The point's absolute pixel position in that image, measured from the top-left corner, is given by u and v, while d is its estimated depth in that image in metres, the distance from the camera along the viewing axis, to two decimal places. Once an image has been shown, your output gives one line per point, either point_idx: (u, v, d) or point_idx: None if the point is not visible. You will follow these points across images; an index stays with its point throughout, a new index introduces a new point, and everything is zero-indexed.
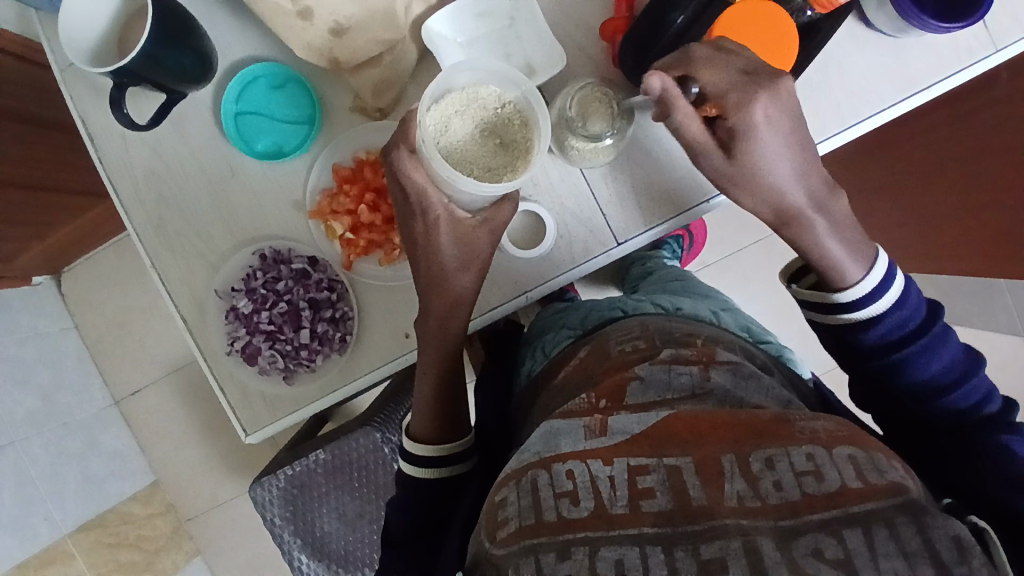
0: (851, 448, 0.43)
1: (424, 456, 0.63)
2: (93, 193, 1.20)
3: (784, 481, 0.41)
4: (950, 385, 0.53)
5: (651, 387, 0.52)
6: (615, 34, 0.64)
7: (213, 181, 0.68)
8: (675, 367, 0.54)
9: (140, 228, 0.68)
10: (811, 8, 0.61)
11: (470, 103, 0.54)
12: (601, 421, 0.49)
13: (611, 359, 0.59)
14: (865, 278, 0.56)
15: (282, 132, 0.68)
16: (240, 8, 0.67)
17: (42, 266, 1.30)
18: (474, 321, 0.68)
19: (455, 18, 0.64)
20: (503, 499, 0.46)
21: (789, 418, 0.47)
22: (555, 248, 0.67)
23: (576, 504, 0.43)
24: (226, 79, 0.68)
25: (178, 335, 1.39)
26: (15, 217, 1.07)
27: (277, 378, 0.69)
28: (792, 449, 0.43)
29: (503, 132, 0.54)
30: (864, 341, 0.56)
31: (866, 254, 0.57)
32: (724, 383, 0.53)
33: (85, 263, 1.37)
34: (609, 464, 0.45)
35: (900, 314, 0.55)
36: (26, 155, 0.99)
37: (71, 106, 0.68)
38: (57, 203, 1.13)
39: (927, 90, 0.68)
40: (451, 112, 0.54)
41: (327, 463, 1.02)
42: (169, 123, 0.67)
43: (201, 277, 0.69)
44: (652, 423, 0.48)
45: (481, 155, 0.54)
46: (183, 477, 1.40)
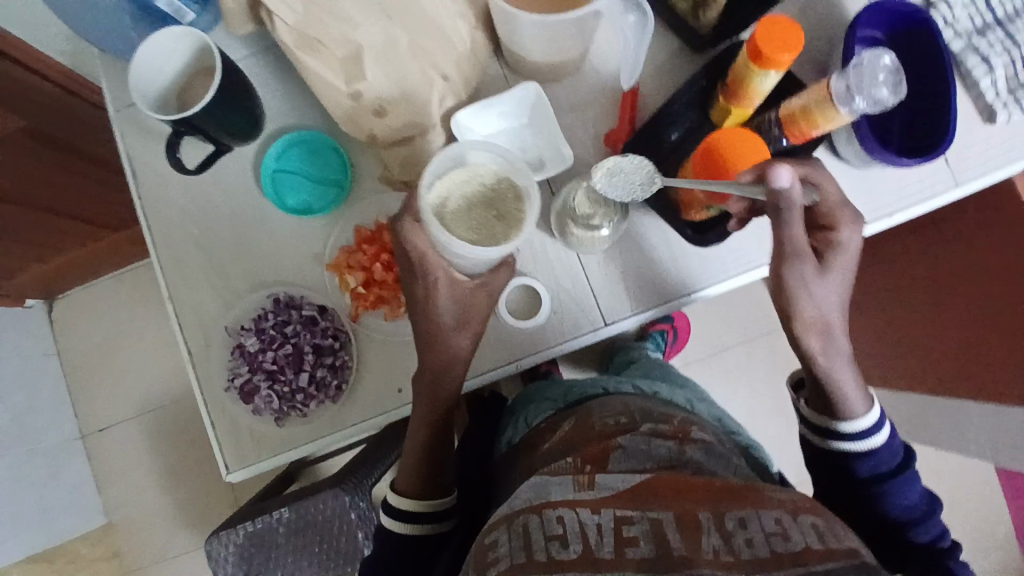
0: (811, 517, 0.47)
1: (411, 511, 0.65)
2: (102, 225, 1.30)
3: (755, 539, 0.44)
4: (915, 522, 0.59)
5: (632, 455, 0.56)
6: (616, 142, 0.72)
7: (241, 227, 0.74)
8: (654, 440, 0.58)
9: (163, 261, 0.74)
10: (786, 137, 0.67)
11: (470, 179, 0.60)
12: (589, 477, 0.53)
13: (594, 429, 0.63)
14: (866, 416, 0.62)
15: (312, 191, 0.74)
16: (292, 81, 0.75)
17: (37, 290, 1.39)
18: (468, 380, 0.72)
19: (479, 114, 0.70)
20: (492, 541, 0.49)
21: (758, 488, 0.51)
22: (551, 321, 0.72)
23: (565, 546, 0.45)
24: (269, 139, 0.75)
25: (156, 375, 1.48)
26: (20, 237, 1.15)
27: (268, 417, 0.71)
28: (763, 512, 0.47)
29: (498, 208, 0.60)
30: (857, 470, 0.61)
31: (867, 395, 0.63)
32: (699, 456, 0.57)
33: (80, 291, 1.48)
34: (597, 513, 0.48)
35: (886, 453, 0.61)
36: (45, 182, 1.07)
37: (119, 143, 0.76)
38: (62, 227, 1.21)
39: (890, 216, 0.75)
40: (452, 188, 0.60)
41: (290, 522, 1.04)
42: (210, 171, 0.74)
43: (214, 313, 0.73)
44: (637, 481, 0.51)
45: (479, 222, 0.60)
46: (137, 521, 1.45)
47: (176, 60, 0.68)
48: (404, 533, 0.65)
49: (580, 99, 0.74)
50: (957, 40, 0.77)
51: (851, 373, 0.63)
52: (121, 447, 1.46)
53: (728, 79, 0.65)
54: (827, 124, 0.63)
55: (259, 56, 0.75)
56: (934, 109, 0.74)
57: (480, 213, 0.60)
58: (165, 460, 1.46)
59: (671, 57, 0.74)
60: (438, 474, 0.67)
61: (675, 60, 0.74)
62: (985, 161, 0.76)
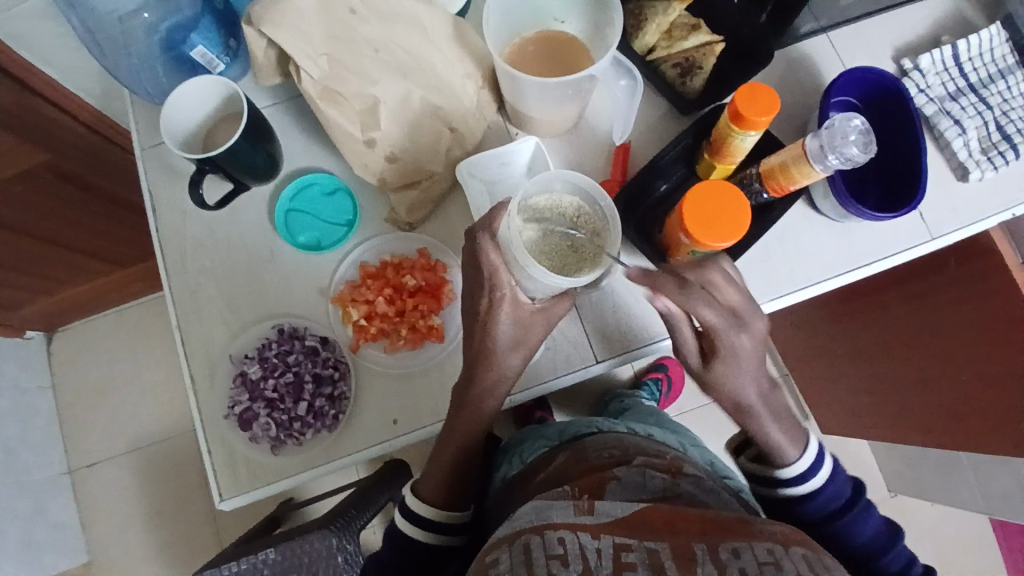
0: (803, 549, 0.49)
1: (428, 518, 0.69)
2: (112, 261, 1.34)
3: (750, 568, 0.45)
4: (881, 552, 0.64)
5: (627, 487, 0.57)
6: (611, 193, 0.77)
7: (253, 260, 0.78)
8: (648, 473, 0.60)
9: (175, 291, 0.77)
10: (766, 191, 0.73)
11: (556, 208, 0.62)
12: (588, 504, 0.54)
13: (588, 462, 0.64)
14: (798, 459, 0.68)
15: (322, 229, 0.79)
16: (311, 128, 0.81)
17: (38, 323, 1.42)
18: (512, 396, 0.74)
19: (484, 163, 0.75)
20: (493, 559, 0.50)
21: (750, 520, 0.52)
22: (546, 357, 0.75)
23: (565, 565, 0.46)
24: (286, 181, 0.80)
25: (149, 412, 1.49)
26: (32, 268, 1.20)
27: (264, 445, 0.73)
28: (755, 543, 0.48)
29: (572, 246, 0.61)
30: (808, 511, 0.67)
31: (800, 438, 0.69)
32: (692, 488, 0.59)
33: (79, 325, 1.51)
34: (597, 538, 0.49)
35: (831, 489, 0.67)
36: (64, 215, 1.12)
37: (143, 179, 0.81)
38: (73, 262, 1.26)
39: (867, 267, 0.79)
40: (537, 212, 0.61)
41: (275, 565, 1.01)
42: (228, 209, 0.79)
43: (220, 342, 0.76)
44: (634, 509, 0.52)
45: (555, 248, 0.61)
46: (119, 562, 1.42)
47: (204, 105, 0.74)
48: (416, 538, 0.69)
49: (580, 152, 0.79)
50: (930, 104, 0.83)
51: (777, 425, 0.69)
52: (108, 485, 1.45)
53: (711, 138, 0.71)
54: (804, 179, 0.68)
55: (281, 105, 0.81)
56: (908, 168, 0.79)
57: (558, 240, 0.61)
58: (154, 499, 1.45)
59: (660, 116, 0.80)
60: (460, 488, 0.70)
61: (664, 119, 0.80)
62: (959, 219, 0.81)
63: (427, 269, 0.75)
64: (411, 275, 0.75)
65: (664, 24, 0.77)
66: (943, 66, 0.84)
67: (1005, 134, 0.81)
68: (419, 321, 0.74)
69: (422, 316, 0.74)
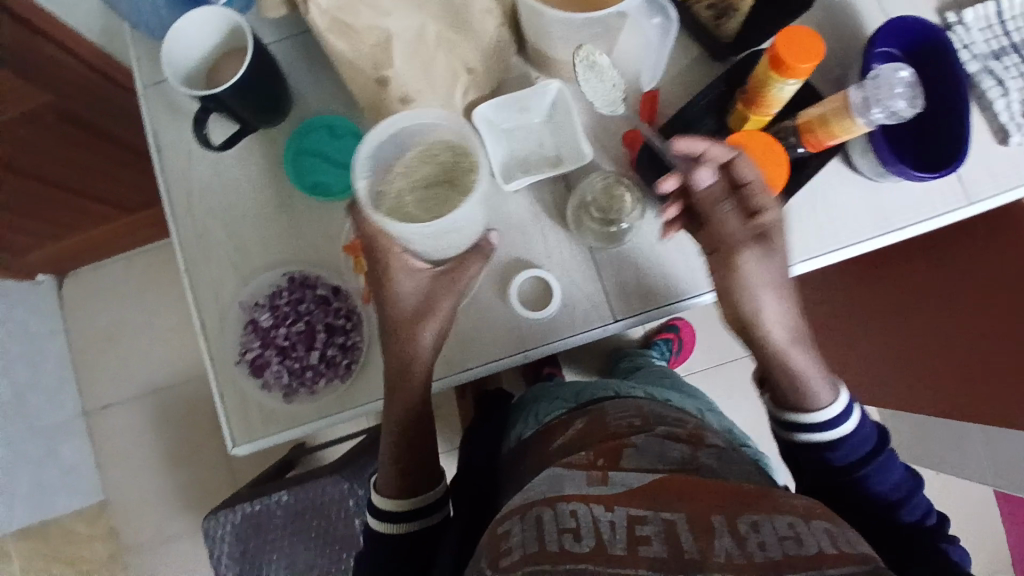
0: (826, 523, 0.48)
1: (387, 511, 0.67)
2: (119, 207, 1.32)
3: (767, 542, 0.44)
4: (900, 503, 0.61)
5: (646, 454, 0.56)
6: (633, 142, 0.72)
7: (262, 206, 0.75)
8: (668, 442, 0.59)
9: (182, 235, 0.75)
10: (803, 146, 0.68)
11: (404, 164, 0.64)
12: (602, 473, 0.54)
13: (607, 428, 0.63)
14: (832, 402, 0.63)
15: (331, 172, 0.75)
16: (321, 67, 0.77)
17: (46, 268, 1.42)
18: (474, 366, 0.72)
19: (501, 107, 0.71)
20: (506, 531, 0.50)
21: (771, 493, 0.51)
22: (563, 314, 0.72)
23: (578, 540, 0.46)
24: (294, 123, 0.77)
25: (160, 357, 1.50)
26: (38, 212, 1.18)
27: (277, 393, 0.72)
28: (776, 516, 0.47)
29: (452, 180, 0.63)
30: (832, 460, 0.63)
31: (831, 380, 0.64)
32: (712, 461, 0.57)
33: (88, 271, 1.51)
34: (611, 510, 0.49)
35: (858, 438, 0.63)
36: (72, 159, 1.10)
37: (146, 117, 0.77)
38: (81, 206, 1.25)
39: (899, 230, 0.75)
40: (393, 177, 0.63)
41: (288, 505, 1.06)
42: (235, 152, 0.76)
43: (230, 289, 0.74)
44: (650, 479, 0.52)
45: (424, 198, 0.63)
46: (132, 503, 1.46)
47: (208, 39, 0.70)
48: (392, 534, 0.67)
49: None
50: (972, 61, 0.78)
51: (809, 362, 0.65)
52: (121, 429, 1.48)
53: (746, 86, 0.66)
54: (844, 135, 0.64)
55: (288, 41, 0.77)
56: (949, 128, 0.74)
57: (418, 191, 0.63)
58: (166, 443, 1.48)
59: (690, 64, 0.75)
60: (418, 468, 0.69)
61: (695, 65, 0.75)
62: (1000, 183, 0.76)
63: None
64: None
65: None
66: (989, 21, 0.79)
67: None
68: None
69: None
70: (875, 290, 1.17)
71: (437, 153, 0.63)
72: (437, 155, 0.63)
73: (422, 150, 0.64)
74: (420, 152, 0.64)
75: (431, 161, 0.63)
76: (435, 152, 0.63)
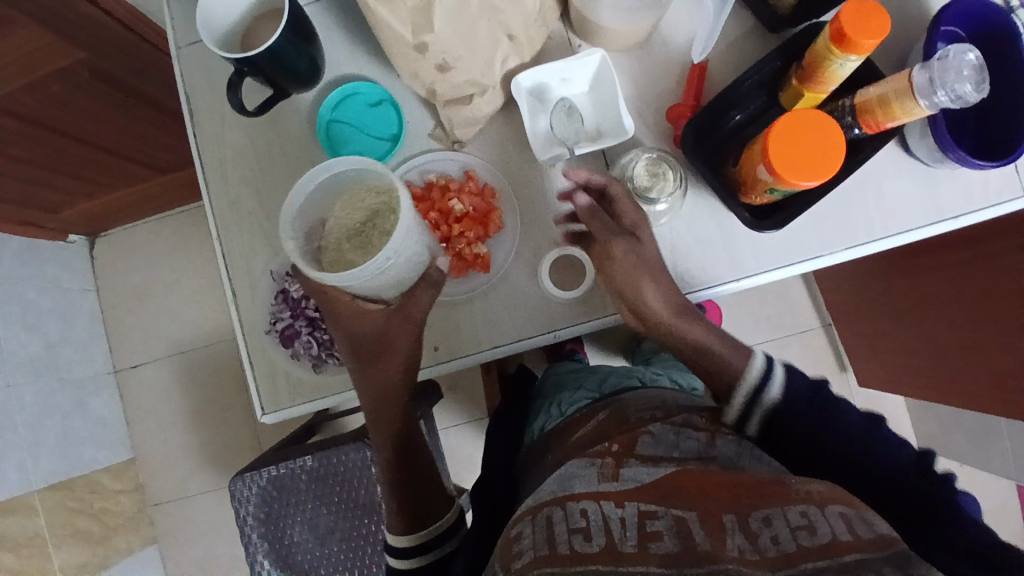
0: (841, 506, 0.46)
1: (396, 546, 0.67)
2: (149, 169, 1.32)
3: (781, 535, 0.44)
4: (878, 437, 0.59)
5: (661, 443, 0.56)
6: (680, 117, 0.69)
7: (294, 174, 0.74)
8: (685, 432, 0.58)
9: (214, 201, 0.74)
10: (860, 126, 0.65)
11: (337, 214, 0.63)
12: (613, 467, 0.54)
13: (629, 420, 0.62)
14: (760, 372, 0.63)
15: (364, 142, 0.73)
16: (356, 32, 0.75)
17: (79, 227, 1.44)
18: (495, 348, 0.70)
19: (541, 77, 0.68)
20: (517, 534, 0.50)
21: (786, 481, 0.50)
22: (590, 296, 0.70)
23: (588, 540, 0.45)
24: (327, 90, 0.75)
25: (188, 320, 1.52)
26: (71, 170, 1.19)
27: (306, 363, 0.72)
28: (789, 508, 0.46)
29: (383, 220, 0.61)
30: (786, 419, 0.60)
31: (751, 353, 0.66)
32: (731, 451, 0.56)
33: (120, 231, 1.53)
34: (620, 507, 0.48)
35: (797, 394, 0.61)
36: (104, 118, 1.09)
37: (179, 80, 0.76)
38: (114, 166, 1.25)
39: (953, 220, 0.71)
40: (328, 229, 0.63)
41: (312, 470, 1.07)
42: (268, 117, 0.75)
43: (260, 258, 0.74)
44: (661, 475, 0.52)
45: (356, 245, 0.62)
46: (159, 459, 1.50)
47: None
48: (409, 568, 0.66)
49: (651, 73, 0.71)
50: None
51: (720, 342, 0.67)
52: (150, 387, 1.51)
53: (804, 61, 0.63)
54: (905, 117, 0.60)
55: (323, 4, 0.75)
56: (1013, 115, 0.69)
57: (353, 239, 0.62)
58: (192, 403, 1.51)
59: (741, 37, 0.71)
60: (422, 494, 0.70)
61: (748, 37, 0.71)
62: None
63: (475, 194, 0.72)
64: (458, 200, 0.71)
65: None
66: None
67: None
68: (466, 250, 0.71)
69: (470, 244, 0.71)
70: (913, 288, 1.14)
71: (366, 197, 0.62)
72: (369, 199, 0.62)
73: (347, 195, 0.63)
74: (348, 198, 0.63)
75: (367, 206, 0.62)
76: (365, 198, 0.62)
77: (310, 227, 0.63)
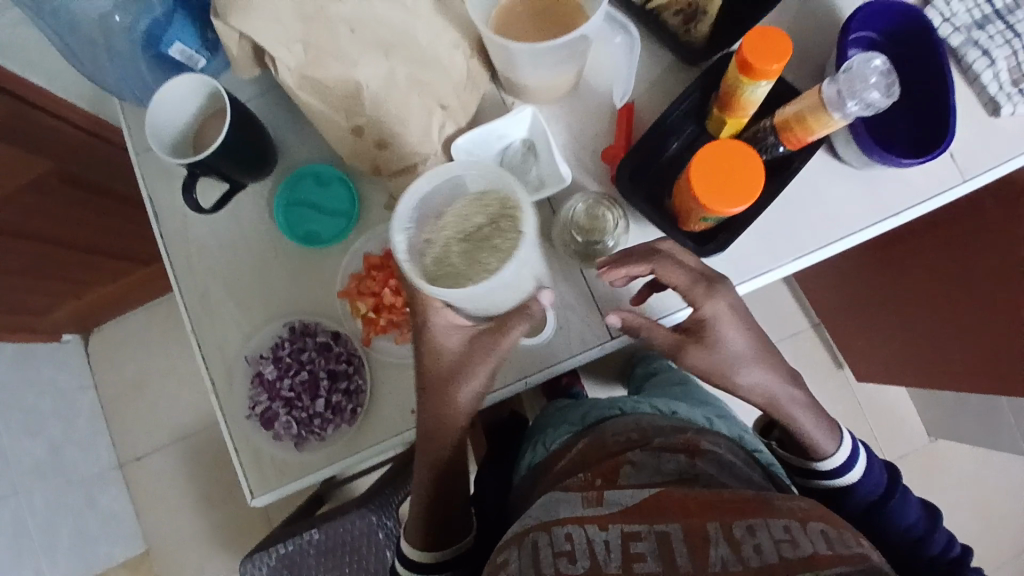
0: (822, 524, 0.47)
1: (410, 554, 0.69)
2: (131, 262, 1.36)
3: (764, 546, 0.44)
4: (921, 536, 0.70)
5: (643, 470, 0.56)
6: (614, 158, 0.72)
7: (257, 259, 0.77)
8: (665, 454, 0.59)
9: (186, 296, 0.77)
10: (782, 144, 0.67)
11: (455, 211, 0.62)
12: (598, 494, 0.53)
13: (606, 447, 0.63)
14: (836, 453, 0.71)
15: (320, 220, 0.77)
16: (302, 117, 0.78)
17: (70, 327, 1.46)
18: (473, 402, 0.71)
19: (480, 140, 0.71)
20: (503, 560, 0.50)
21: (769, 498, 0.50)
22: (554, 339, 0.72)
23: (572, 562, 0.46)
24: (281, 175, 0.78)
25: (187, 404, 1.53)
26: (57, 274, 1.22)
27: (289, 443, 0.73)
28: (772, 521, 0.46)
29: (497, 235, 0.59)
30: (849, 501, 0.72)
31: (836, 431, 0.72)
32: (710, 469, 0.57)
33: (111, 325, 1.55)
34: (604, 529, 0.49)
35: (867, 482, 0.72)
36: (84, 220, 1.13)
37: (141, 185, 0.80)
38: (98, 264, 1.28)
39: (896, 216, 0.73)
40: (443, 224, 0.61)
41: (320, 543, 1.06)
42: (228, 209, 0.78)
43: (235, 345, 0.76)
44: (644, 496, 0.51)
45: (462, 250, 0.60)
46: (173, 548, 1.49)
47: (189, 107, 0.72)
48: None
49: (582, 118, 0.75)
50: (956, 34, 0.76)
51: (812, 418, 0.71)
52: (155, 474, 1.51)
53: (719, 93, 0.66)
54: (822, 130, 0.63)
55: (268, 96, 0.79)
56: (935, 105, 0.73)
57: (462, 242, 0.60)
58: (200, 486, 1.50)
59: (663, 73, 0.75)
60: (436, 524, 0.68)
61: (669, 73, 0.75)
62: (992, 157, 0.74)
63: None
64: None
65: None
66: None
67: None
68: None
69: None
70: (891, 278, 1.16)
71: (490, 203, 0.61)
72: (492, 205, 0.60)
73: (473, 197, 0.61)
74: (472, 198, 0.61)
75: (488, 210, 0.60)
76: (487, 203, 0.61)
77: (423, 221, 0.61)
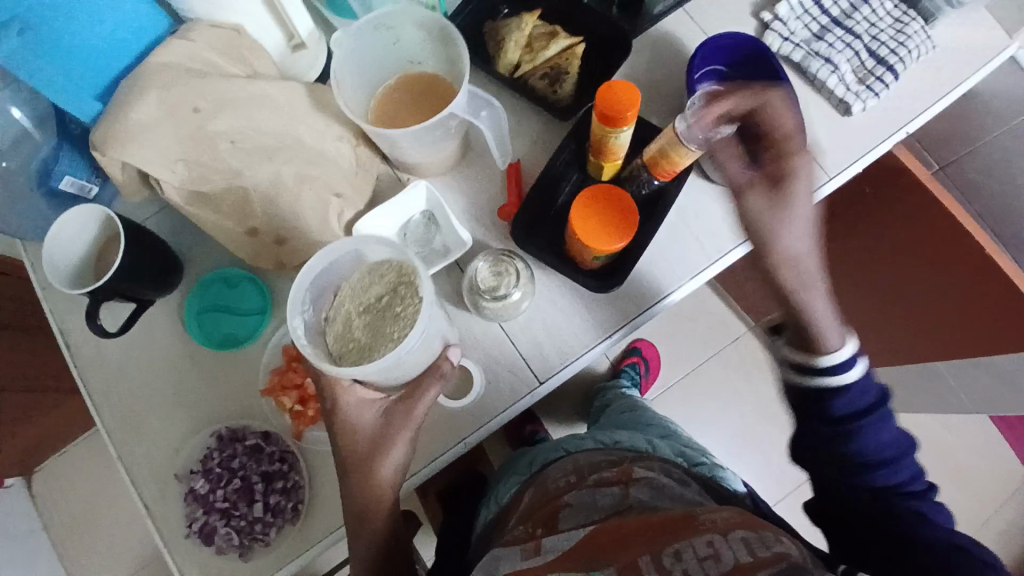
0: (743, 531, 0.48)
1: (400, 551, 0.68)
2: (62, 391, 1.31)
3: (690, 569, 0.44)
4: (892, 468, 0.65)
5: (580, 511, 0.58)
6: (511, 215, 0.75)
7: (177, 372, 0.76)
8: (601, 490, 0.61)
9: (106, 423, 0.75)
10: (657, 177, 0.73)
11: (351, 282, 0.65)
12: (536, 543, 0.54)
13: (548, 492, 0.64)
14: (841, 349, 0.63)
15: (235, 322, 0.77)
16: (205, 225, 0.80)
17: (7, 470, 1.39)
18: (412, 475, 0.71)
19: (378, 218, 0.72)
20: None
21: (693, 513, 0.52)
22: (481, 397, 0.72)
23: None
24: (191, 284, 0.79)
25: (143, 528, 1.45)
26: None
27: (232, 555, 0.70)
28: (696, 539, 0.47)
29: (398, 300, 0.62)
30: (836, 406, 0.64)
31: (844, 329, 0.64)
32: (642, 495, 0.59)
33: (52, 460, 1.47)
34: None
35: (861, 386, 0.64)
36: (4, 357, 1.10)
37: (49, 318, 0.79)
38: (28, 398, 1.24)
39: None
40: (342, 297, 0.64)
41: None
42: (140, 326, 0.77)
43: (163, 463, 0.74)
44: (579, 537, 0.52)
45: (363, 321, 0.63)
46: None
47: (83, 236, 0.72)
48: None
49: (474, 182, 0.79)
50: (797, 49, 0.83)
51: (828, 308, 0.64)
52: None
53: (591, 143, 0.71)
54: (685, 160, 0.68)
55: (167, 210, 0.80)
56: None
57: (361, 313, 0.63)
58: None
59: (542, 130, 0.80)
60: None
61: (547, 129, 0.80)
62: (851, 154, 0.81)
63: None
64: None
65: (521, 39, 0.78)
66: (803, 9, 0.84)
67: (878, 58, 0.82)
68: None
69: None
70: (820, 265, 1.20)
71: (383, 272, 0.64)
72: (385, 274, 0.63)
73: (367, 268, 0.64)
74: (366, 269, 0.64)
75: (382, 280, 0.64)
76: (380, 272, 0.64)
77: (320, 299, 0.65)
